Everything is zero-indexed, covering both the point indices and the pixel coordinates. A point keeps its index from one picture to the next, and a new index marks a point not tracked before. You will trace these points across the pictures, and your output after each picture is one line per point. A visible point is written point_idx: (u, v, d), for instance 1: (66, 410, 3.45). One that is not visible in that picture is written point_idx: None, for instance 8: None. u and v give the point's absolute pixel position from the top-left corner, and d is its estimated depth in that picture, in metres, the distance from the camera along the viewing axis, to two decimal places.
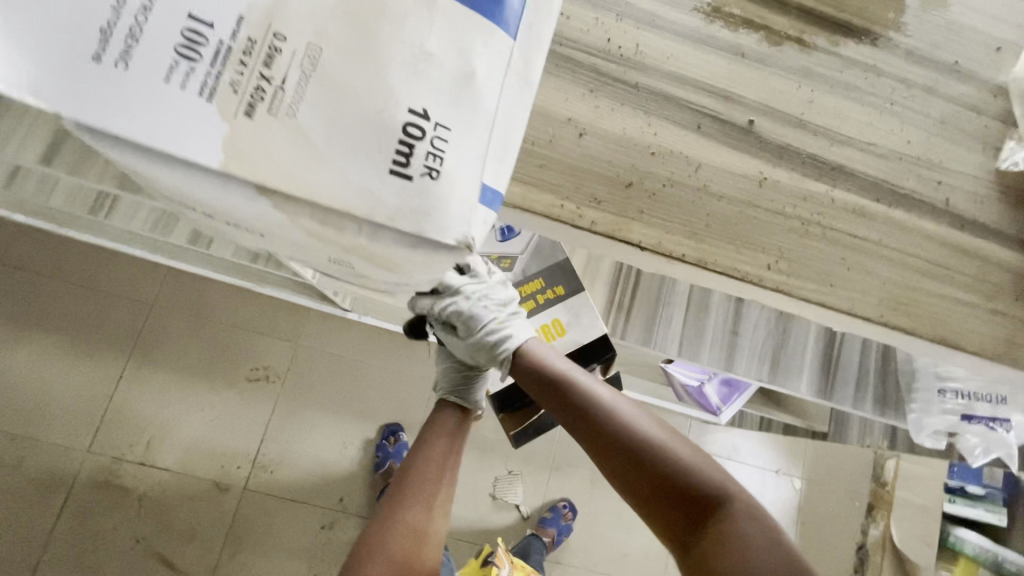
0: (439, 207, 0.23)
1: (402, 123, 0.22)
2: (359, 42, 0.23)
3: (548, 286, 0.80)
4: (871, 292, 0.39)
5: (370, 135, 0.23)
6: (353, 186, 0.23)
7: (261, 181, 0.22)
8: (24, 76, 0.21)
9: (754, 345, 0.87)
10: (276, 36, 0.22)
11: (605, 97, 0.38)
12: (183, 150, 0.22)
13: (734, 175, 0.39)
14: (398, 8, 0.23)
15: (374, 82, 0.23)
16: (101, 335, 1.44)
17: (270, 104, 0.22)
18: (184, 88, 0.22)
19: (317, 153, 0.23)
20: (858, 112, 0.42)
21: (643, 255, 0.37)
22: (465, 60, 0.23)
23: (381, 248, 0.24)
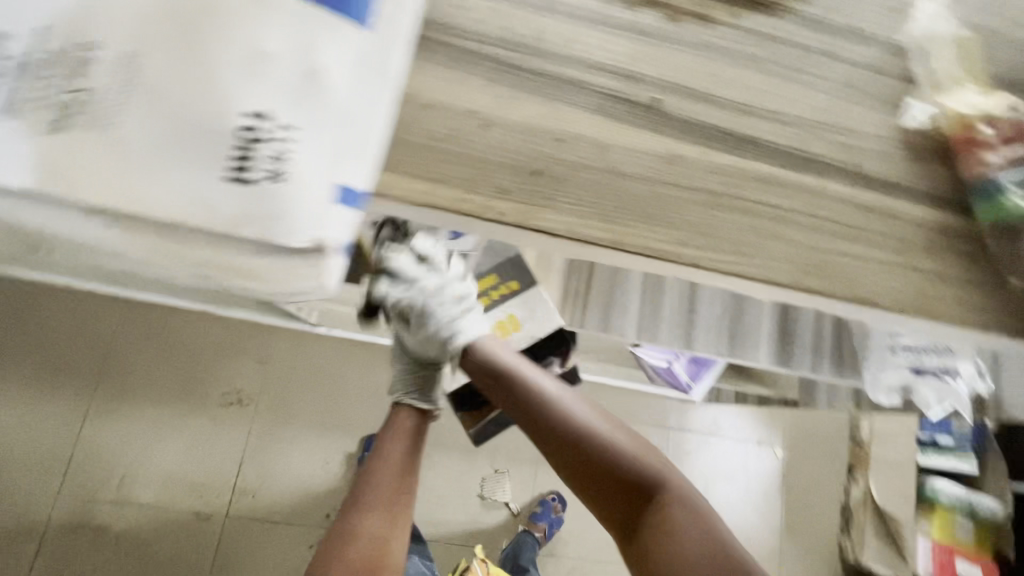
0: (280, 210, 0.27)
1: (241, 128, 0.27)
2: (193, 51, 0.26)
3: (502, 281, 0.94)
4: (785, 258, 0.40)
5: (209, 141, 0.26)
6: (197, 192, 0.26)
7: (110, 191, 0.26)
8: None
9: (711, 322, 0.88)
10: (101, 48, 0.26)
11: (506, 86, 0.38)
12: (23, 174, 0.25)
13: (642, 154, 0.39)
14: (232, 18, 0.27)
15: (210, 90, 0.26)
16: (61, 374, 1.39)
17: (94, 120, 0.26)
18: (23, 111, 0.25)
19: (152, 158, 0.26)
20: (761, 82, 0.42)
21: (555, 242, 0.37)
22: (304, 64, 0.27)
23: (238, 249, 0.28)
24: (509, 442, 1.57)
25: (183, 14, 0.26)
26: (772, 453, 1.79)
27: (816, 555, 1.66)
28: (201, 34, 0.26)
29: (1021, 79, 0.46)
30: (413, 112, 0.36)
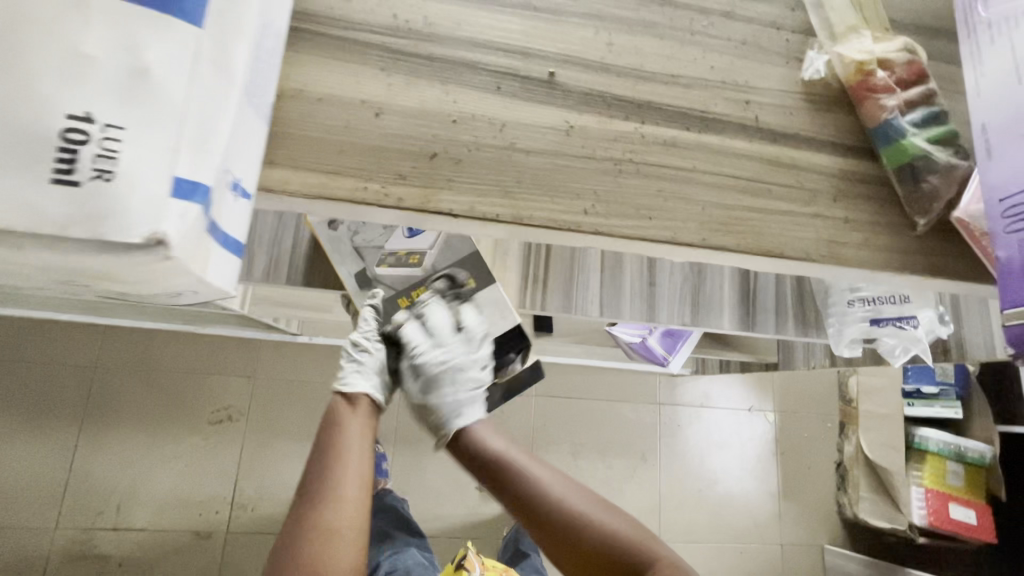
0: (108, 208, 0.20)
1: (59, 130, 0.20)
2: None
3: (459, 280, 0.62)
4: (691, 217, 0.40)
5: (23, 148, 0.20)
6: (13, 200, 0.20)
7: None
8: None
9: (674, 292, 0.89)
10: None
11: (398, 73, 0.38)
12: None
13: (541, 128, 0.39)
14: (37, 9, 0.20)
15: (13, 92, 0.20)
16: (45, 408, 1.38)
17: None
18: None
19: None
20: (658, 47, 0.43)
21: (459, 222, 0.38)
22: (128, 59, 0.21)
23: (80, 262, 0.21)
24: None
25: None
26: (762, 418, 1.73)
27: (813, 512, 1.69)
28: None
29: (918, 22, 0.47)
30: (305, 107, 0.37)
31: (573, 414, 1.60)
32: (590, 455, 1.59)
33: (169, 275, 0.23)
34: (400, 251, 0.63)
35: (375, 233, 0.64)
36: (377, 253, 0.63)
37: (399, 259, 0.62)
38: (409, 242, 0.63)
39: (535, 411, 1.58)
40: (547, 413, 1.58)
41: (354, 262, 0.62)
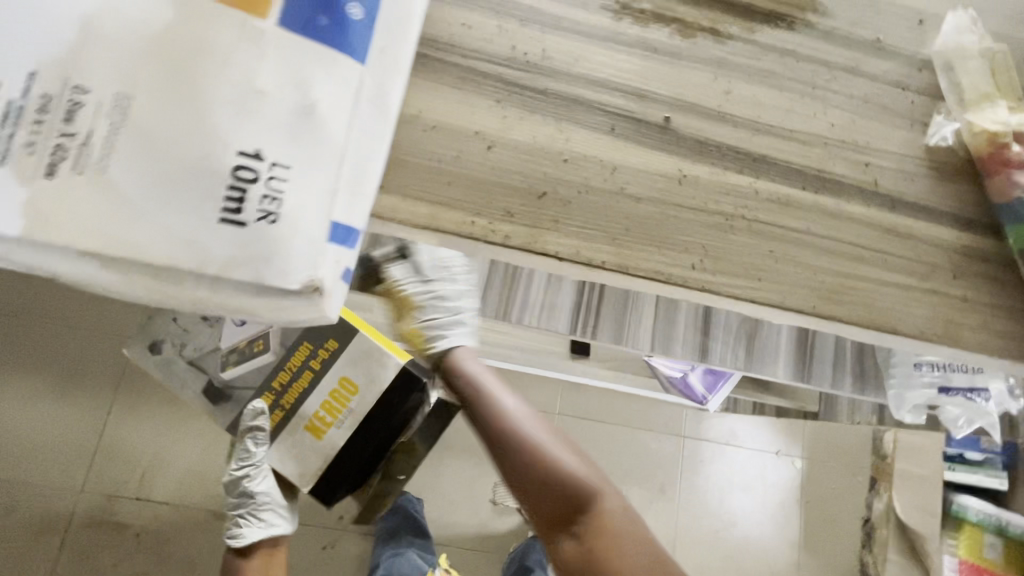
0: (274, 248, 0.23)
1: (231, 168, 0.23)
2: (182, 86, 0.22)
3: (318, 350, 0.78)
4: (801, 282, 0.38)
5: (195, 183, 0.23)
6: (177, 236, 0.23)
7: (83, 246, 0.22)
8: None
9: (726, 331, 0.86)
10: (78, 89, 0.22)
11: (513, 105, 0.37)
12: None
13: (652, 174, 0.38)
14: (222, 46, 0.23)
15: (193, 125, 0.22)
16: (76, 375, 1.39)
17: (76, 163, 0.22)
18: None
19: (132, 205, 0.23)
20: (778, 99, 0.41)
21: (563, 266, 0.36)
22: (300, 98, 0.23)
23: (222, 296, 0.24)
24: None
25: (170, 50, 0.23)
26: (791, 464, 1.62)
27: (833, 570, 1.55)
28: (183, 61, 0.23)
29: None
30: (419, 135, 0.36)
31: (595, 440, 1.57)
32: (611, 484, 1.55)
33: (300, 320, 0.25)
34: (243, 344, 0.80)
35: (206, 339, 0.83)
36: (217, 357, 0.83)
37: (246, 353, 0.81)
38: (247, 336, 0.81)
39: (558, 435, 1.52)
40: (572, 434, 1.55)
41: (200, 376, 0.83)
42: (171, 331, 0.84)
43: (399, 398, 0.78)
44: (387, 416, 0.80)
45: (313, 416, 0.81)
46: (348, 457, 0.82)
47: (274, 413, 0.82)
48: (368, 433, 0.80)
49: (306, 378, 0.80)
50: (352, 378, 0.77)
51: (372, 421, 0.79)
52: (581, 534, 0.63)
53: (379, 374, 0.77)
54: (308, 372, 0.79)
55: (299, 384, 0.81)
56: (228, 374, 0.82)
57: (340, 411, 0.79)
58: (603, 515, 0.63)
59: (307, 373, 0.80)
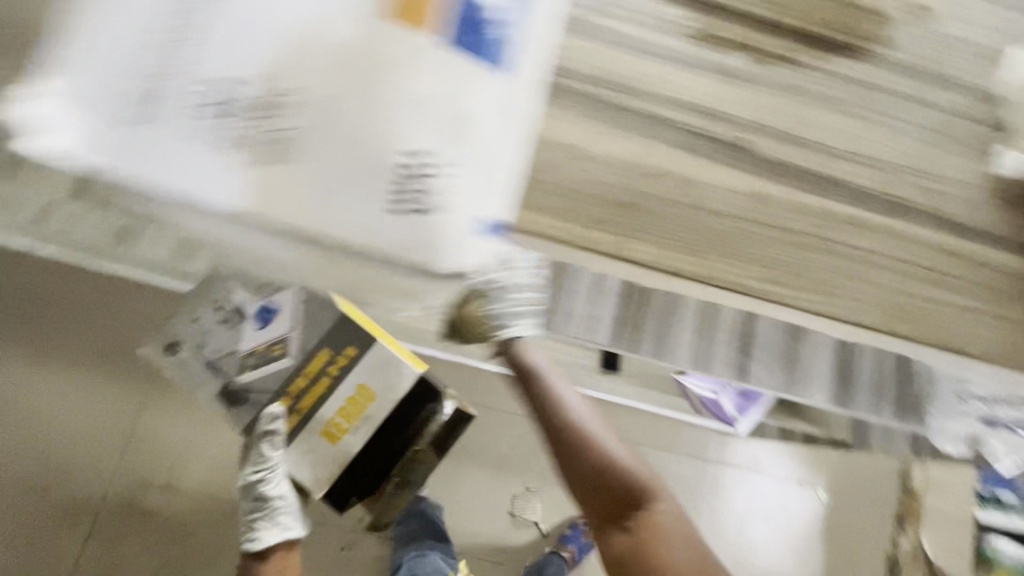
0: (428, 229, 0.33)
1: (402, 165, 0.33)
2: (375, 101, 0.32)
3: (336, 354, 1.00)
4: (870, 300, 0.40)
5: (374, 172, 0.32)
6: (352, 222, 0.33)
7: (293, 221, 0.33)
8: (103, 142, 0.32)
9: (764, 352, 0.88)
10: (290, 100, 0.32)
11: (599, 121, 0.40)
12: (213, 192, 0.32)
13: (730, 191, 0.40)
14: (402, 75, 0.33)
15: (383, 125, 0.32)
16: (118, 364, 1.50)
17: (290, 153, 0.32)
18: (223, 146, 0.32)
19: (333, 191, 0.32)
20: (847, 125, 0.43)
21: (645, 273, 0.38)
22: (451, 117, 0.33)
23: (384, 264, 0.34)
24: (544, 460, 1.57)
25: (368, 77, 0.32)
26: (814, 492, 1.59)
27: None
28: (376, 85, 0.32)
29: None
30: None
31: None
32: None
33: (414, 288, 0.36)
34: (264, 347, 1.03)
35: (224, 341, 1.06)
36: (234, 354, 1.05)
37: (263, 354, 1.04)
38: (268, 336, 1.04)
39: None
40: None
41: (221, 374, 1.05)
42: (189, 333, 1.07)
43: (415, 409, 1.01)
44: (399, 429, 1.02)
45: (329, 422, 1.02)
46: (360, 464, 1.02)
47: (290, 414, 1.03)
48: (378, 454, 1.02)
49: (322, 385, 1.01)
50: (370, 386, 1.00)
51: (381, 431, 1.00)
52: (636, 529, 0.79)
53: (394, 380, 1.00)
54: (325, 379, 1.01)
55: (313, 393, 1.02)
56: (247, 377, 1.04)
57: (357, 416, 1.00)
58: (655, 515, 0.80)
59: (323, 380, 1.01)
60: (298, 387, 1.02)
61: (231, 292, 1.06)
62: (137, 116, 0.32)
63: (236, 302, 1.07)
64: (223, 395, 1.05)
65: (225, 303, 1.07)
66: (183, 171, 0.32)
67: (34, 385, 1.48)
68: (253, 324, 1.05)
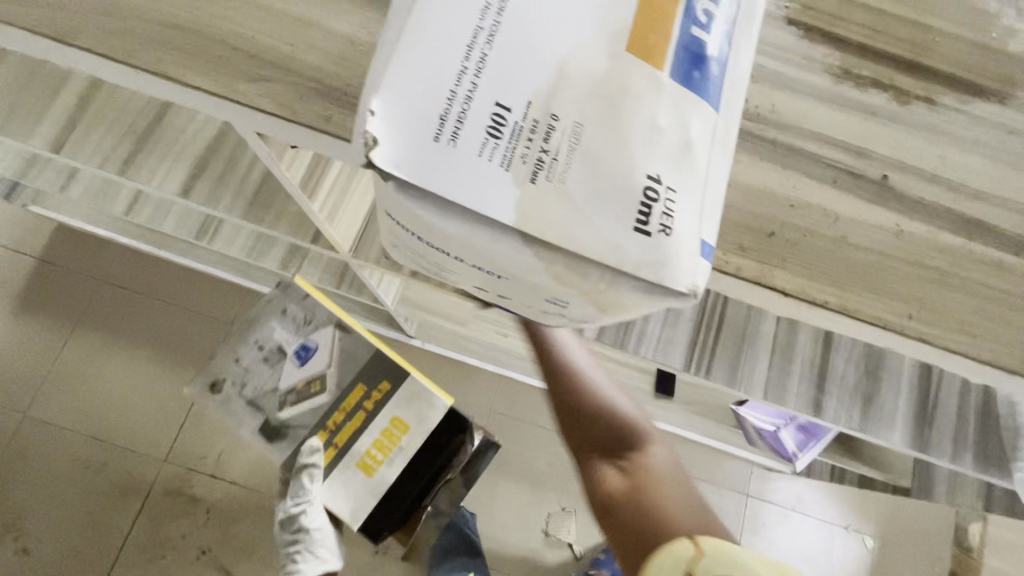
0: (675, 258, 0.24)
1: (644, 187, 0.24)
2: (609, 116, 0.25)
3: (372, 388, 0.96)
4: (1014, 344, 0.40)
5: (616, 198, 0.24)
6: (608, 240, 0.24)
7: (533, 233, 0.24)
8: (392, 155, 0.24)
9: (840, 388, 0.87)
10: (551, 117, 0.25)
11: (744, 151, 0.41)
12: (445, 192, 0.24)
13: (871, 227, 0.41)
14: (635, 88, 0.25)
15: (622, 153, 0.24)
16: (184, 350, 1.59)
17: (542, 170, 0.24)
18: (456, 144, 0.24)
19: (573, 208, 0.24)
20: (989, 168, 0.43)
21: (784, 300, 0.39)
22: (686, 136, 0.25)
23: (613, 292, 0.25)
24: None
25: (604, 87, 0.25)
26: (861, 541, 1.62)
27: None
28: (612, 98, 0.25)
29: None
30: None
31: None
32: None
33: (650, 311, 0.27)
34: (302, 384, 0.96)
35: (266, 379, 0.98)
36: (272, 394, 0.98)
37: (302, 394, 0.96)
38: (304, 372, 0.96)
39: None
40: None
41: (255, 413, 0.98)
42: (230, 371, 0.99)
43: (444, 441, 0.98)
44: (430, 460, 0.98)
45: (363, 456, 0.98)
46: (395, 493, 0.97)
47: (329, 448, 0.97)
48: (409, 479, 0.97)
49: (360, 418, 0.97)
50: (401, 417, 0.96)
51: (418, 459, 0.97)
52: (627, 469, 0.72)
53: (429, 416, 0.96)
54: (361, 412, 0.97)
55: (353, 425, 0.97)
56: (286, 413, 0.96)
57: (392, 448, 0.96)
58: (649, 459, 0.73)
59: (361, 413, 0.97)
60: (338, 423, 0.97)
61: (274, 331, 0.99)
62: (412, 118, 0.24)
63: (278, 341, 0.99)
64: (264, 432, 0.99)
65: (266, 341, 0.99)
66: (445, 176, 0.24)
67: (103, 365, 1.57)
68: (293, 359, 0.97)
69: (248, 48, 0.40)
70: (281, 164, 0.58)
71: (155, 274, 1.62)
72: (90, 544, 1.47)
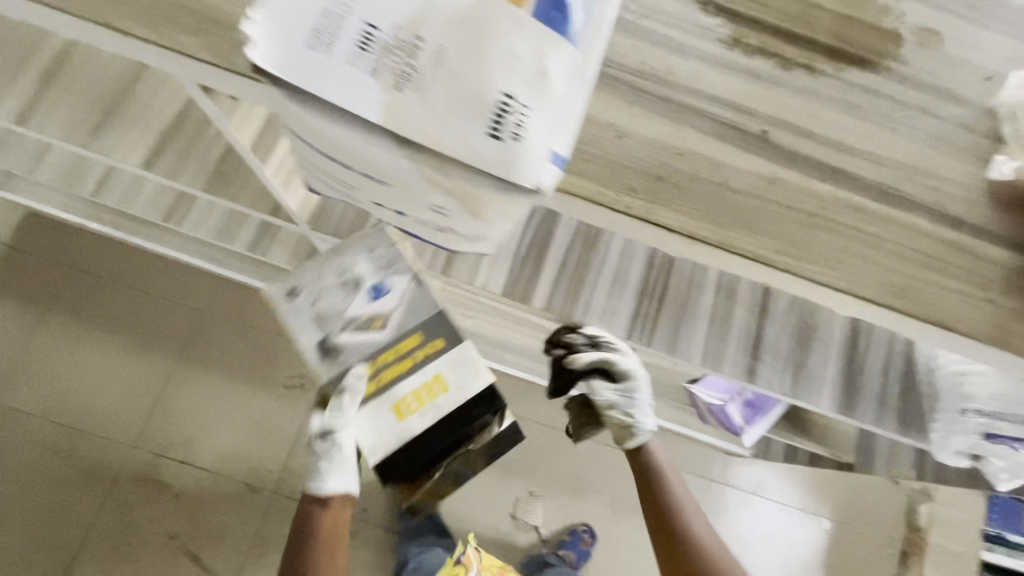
0: (521, 160, 0.30)
1: (496, 100, 0.30)
2: (471, 43, 0.30)
3: (427, 340, 0.75)
4: (870, 277, 0.45)
5: (472, 109, 0.30)
6: (464, 141, 0.30)
7: (401, 132, 0.30)
8: (275, 61, 0.30)
9: (774, 355, 0.92)
10: (418, 39, 0.31)
11: (640, 107, 0.46)
12: (323, 93, 0.30)
13: (749, 173, 0.46)
14: (497, 20, 0.30)
15: (479, 72, 0.30)
16: (156, 337, 1.60)
17: (407, 82, 0.30)
18: (333, 57, 0.30)
19: (435, 114, 0.30)
20: (859, 126, 0.49)
21: (669, 236, 0.44)
22: (542, 63, 0.30)
23: (474, 190, 0.31)
24: (548, 464, 1.63)
25: (468, 19, 0.31)
26: (817, 524, 1.67)
27: None
28: (476, 30, 0.31)
29: None
30: None
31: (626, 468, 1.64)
32: (629, 509, 1.62)
33: (518, 213, 0.33)
34: (365, 317, 0.74)
35: (335, 300, 0.74)
36: (338, 318, 0.74)
37: (362, 327, 0.75)
38: (373, 307, 0.75)
39: (586, 457, 1.64)
40: (597, 459, 1.64)
41: (314, 331, 0.74)
42: (311, 280, 0.74)
43: (467, 415, 0.75)
44: (446, 431, 0.75)
45: (397, 404, 0.75)
46: (410, 455, 0.75)
47: (367, 385, 0.75)
48: (424, 448, 0.74)
49: (403, 367, 0.75)
50: (446, 378, 0.75)
51: (435, 430, 0.74)
52: None
53: (472, 385, 0.75)
54: (410, 361, 0.75)
55: (397, 370, 0.75)
56: (342, 340, 0.74)
57: (428, 404, 0.74)
58: None
59: (408, 361, 0.75)
60: (384, 364, 0.75)
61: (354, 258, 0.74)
62: (297, 40, 0.31)
63: (355, 271, 0.75)
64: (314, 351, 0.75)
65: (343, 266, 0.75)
66: (321, 82, 0.30)
67: (71, 352, 1.58)
68: (365, 289, 0.75)
69: (188, 3, 0.44)
70: (232, 125, 0.62)
71: (125, 259, 1.63)
72: (54, 531, 1.46)
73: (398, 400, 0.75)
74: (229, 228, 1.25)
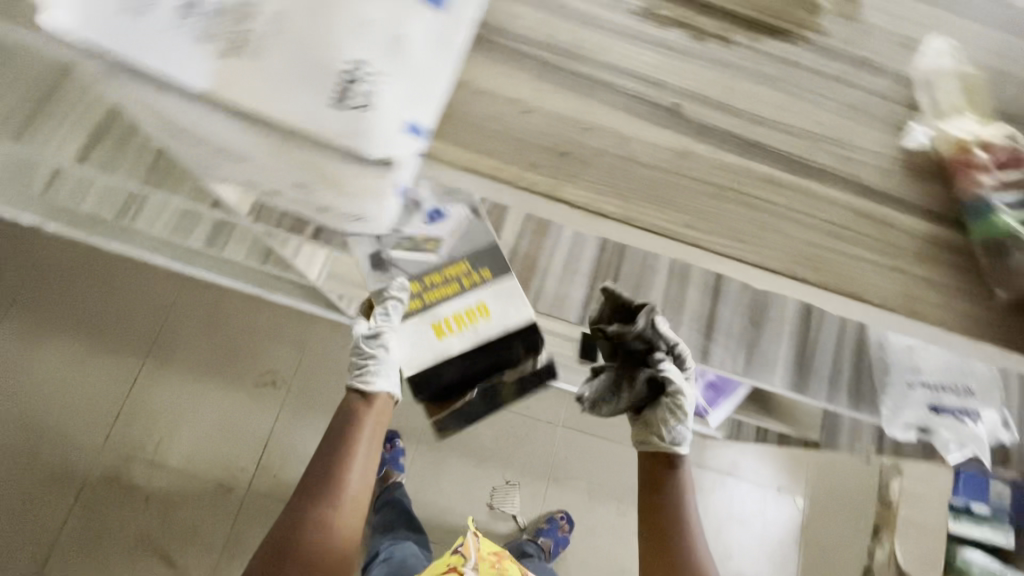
0: (372, 126, 0.36)
1: (342, 70, 0.35)
2: (314, 16, 0.35)
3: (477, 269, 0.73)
4: (782, 249, 0.45)
5: (320, 77, 0.35)
6: (311, 108, 0.35)
7: (254, 101, 0.35)
8: (97, 19, 0.33)
9: (727, 335, 0.93)
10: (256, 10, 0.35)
11: (547, 81, 0.45)
12: (150, 55, 0.33)
13: (658, 146, 0.45)
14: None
15: (327, 42, 0.35)
16: (119, 337, 1.57)
17: (253, 51, 0.35)
18: (162, 20, 0.33)
19: (284, 82, 0.35)
20: (773, 97, 0.48)
21: (576, 212, 0.43)
22: (389, 38, 0.36)
23: (331, 157, 0.37)
24: (524, 453, 1.63)
25: None
26: (792, 502, 1.72)
27: None
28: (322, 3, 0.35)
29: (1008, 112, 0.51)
30: (470, 97, 0.44)
31: (602, 454, 1.65)
32: (605, 494, 1.63)
33: (375, 184, 0.40)
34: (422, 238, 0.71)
35: None
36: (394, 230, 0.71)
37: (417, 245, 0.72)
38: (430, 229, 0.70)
39: (561, 445, 1.64)
40: (572, 447, 1.64)
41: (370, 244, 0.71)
42: None
43: (503, 348, 0.76)
44: (480, 358, 0.76)
45: (437, 322, 0.75)
46: (440, 371, 0.76)
47: (412, 299, 0.74)
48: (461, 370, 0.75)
49: (450, 290, 0.74)
50: (489, 306, 0.74)
51: (476, 356, 0.75)
52: None
53: (513, 319, 0.74)
54: (455, 285, 0.74)
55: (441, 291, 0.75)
56: (395, 254, 0.72)
57: (470, 329, 0.74)
58: None
59: (457, 285, 0.74)
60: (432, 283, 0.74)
61: None
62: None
63: None
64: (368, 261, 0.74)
65: None
66: (143, 43, 0.33)
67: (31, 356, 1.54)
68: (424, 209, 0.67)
69: None
70: None
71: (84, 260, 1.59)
72: (19, 538, 1.43)
73: (438, 319, 0.75)
74: (184, 225, 1.22)
